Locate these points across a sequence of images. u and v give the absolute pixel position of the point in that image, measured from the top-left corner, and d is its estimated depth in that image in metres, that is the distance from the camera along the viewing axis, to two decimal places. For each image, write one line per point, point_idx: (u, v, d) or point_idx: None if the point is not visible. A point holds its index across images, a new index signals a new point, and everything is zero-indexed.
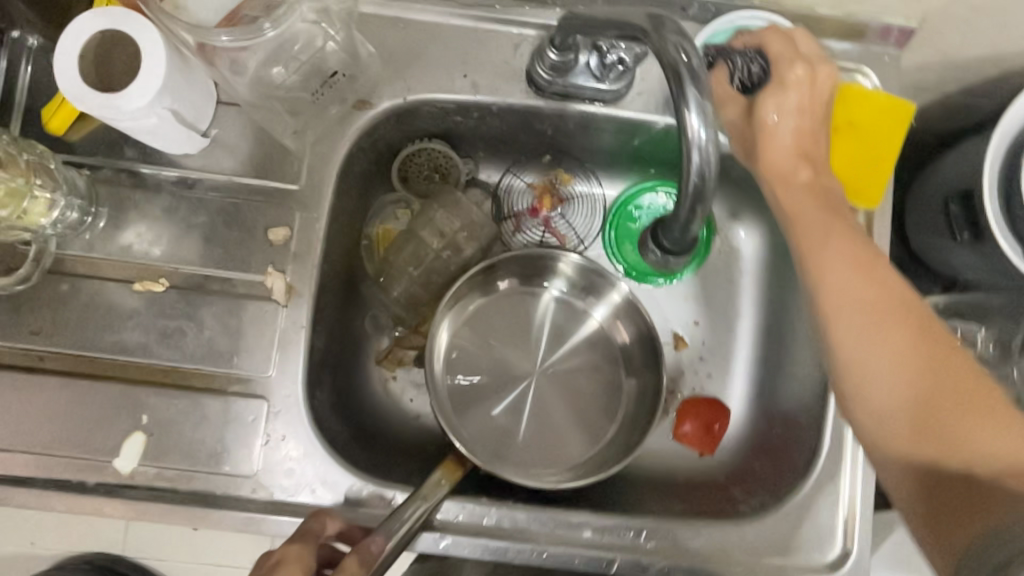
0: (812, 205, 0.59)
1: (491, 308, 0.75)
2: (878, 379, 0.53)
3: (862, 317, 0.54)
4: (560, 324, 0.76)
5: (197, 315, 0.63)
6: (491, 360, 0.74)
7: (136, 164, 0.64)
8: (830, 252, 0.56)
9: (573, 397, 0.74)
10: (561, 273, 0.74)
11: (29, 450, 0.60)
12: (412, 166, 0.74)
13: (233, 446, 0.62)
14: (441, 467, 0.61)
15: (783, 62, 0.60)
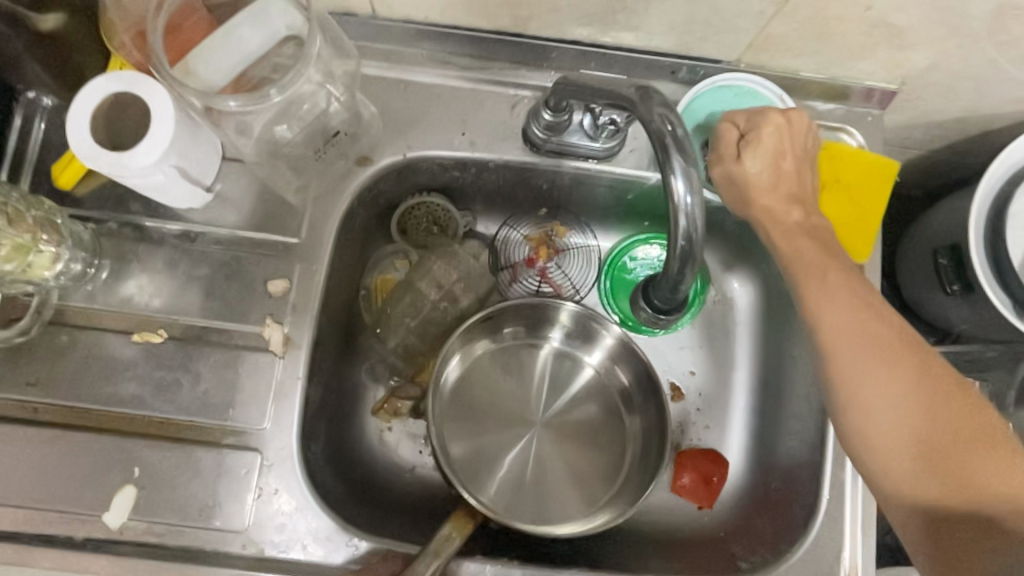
0: (807, 246, 0.60)
1: (491, 359, 0.76)
2: (883, 423, 0.53)
3: (867, 359, 0.54)
4: (560, 376, 0.76)
5: (194, 366, 0.63)
6: (493, 411, 0.73)
7: (141, 218, 0.66)
8: (829, 296, 0.56)
9: (580, 445, 0.74)
10: (559, 322, 0.74)
11: (18, 504, 0.60)
12: (411, 219, 0.75)
13: (225, 500, 0.61)
14: (452, 520, 0.58)
15: (760, 115, 0.62)
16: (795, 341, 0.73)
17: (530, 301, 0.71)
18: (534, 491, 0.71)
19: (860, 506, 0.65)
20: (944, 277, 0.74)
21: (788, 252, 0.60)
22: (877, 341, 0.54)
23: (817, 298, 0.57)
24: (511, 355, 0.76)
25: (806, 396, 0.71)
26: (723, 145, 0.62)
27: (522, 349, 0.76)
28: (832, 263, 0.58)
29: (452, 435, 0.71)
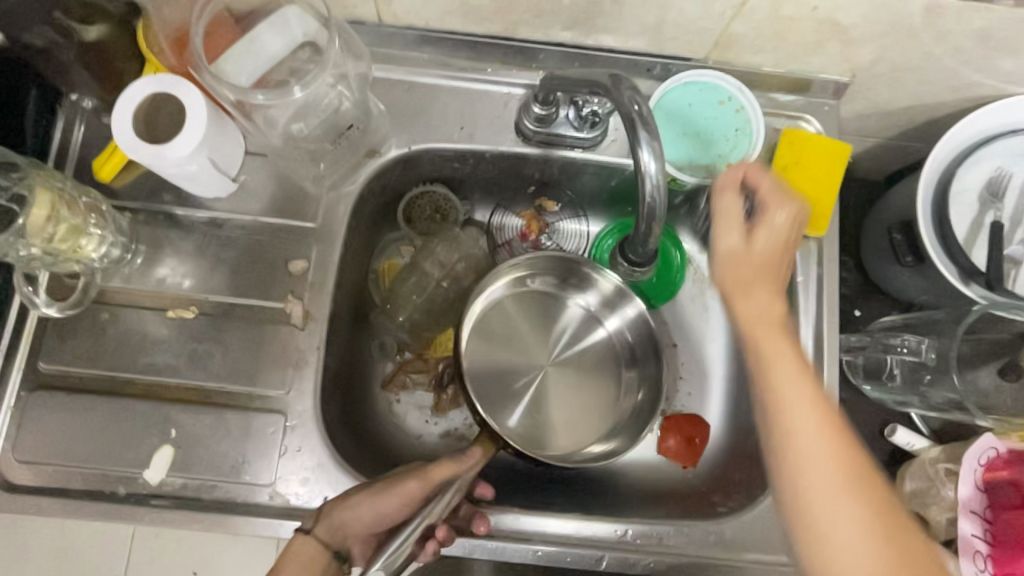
0: (795, 362, 0.53)
1: (516, 302, 0.82)
2: (843, 546, 0.48)
3: (820, 485, 0.49)
4: (578, 330, 0.82)
5: (223, 338, 0.70)
6: (510, 353, 0.79)
7: (173, 208, 0.73)
8: (802, 418, 0.50)
9: (582, 390, 0.80)
10: (587, 282, 0.81)
11: (66, 463, 0.66)
12: (415, 208, 0.82)
13: (253, 457, 0.68)
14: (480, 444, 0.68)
15: (767, 219, 0.59)
16: None
17: (563, 255, 0.78)
18: (537, 429, 0.77)
19: None
20: (899, 251, 0.80)
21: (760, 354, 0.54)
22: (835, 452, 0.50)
23: (787, 401, 0.51)
24: (535, 298, 0.82)
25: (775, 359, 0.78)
26: (731, 212, 0.59)
27: (546, 296, 0.83)
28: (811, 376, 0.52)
29: (473, 374, 0.77)
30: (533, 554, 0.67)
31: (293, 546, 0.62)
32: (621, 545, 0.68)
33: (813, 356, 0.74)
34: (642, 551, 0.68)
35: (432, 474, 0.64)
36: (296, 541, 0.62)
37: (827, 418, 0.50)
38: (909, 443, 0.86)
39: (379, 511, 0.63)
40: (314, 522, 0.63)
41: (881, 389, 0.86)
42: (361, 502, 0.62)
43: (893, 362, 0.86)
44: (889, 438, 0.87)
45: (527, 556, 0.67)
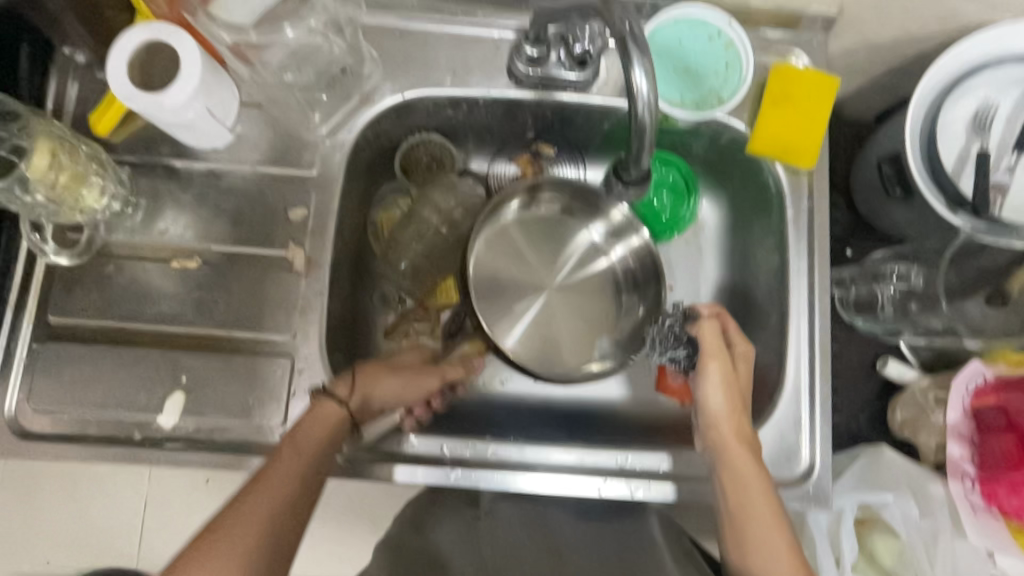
0: (766, 494, 0.65)
1: (527, 226, 0.83)
2: None
3: (765, 554, 0.64)
4: (584, 255, 0.84)
5: (228, 286, 0.72)
6: (514, 275, 0.82)
7: (172, 160, 0.74)
8: (763, 526, 0.64)
9: (582, 313, 0.82)
10: (603, 211, 0.81)
11: (81, 409, 0.68)
12: (412, 158, 0.83)
13: (262, 399, 0.69)
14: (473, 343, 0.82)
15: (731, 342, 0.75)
16: (759, 248, 0.82)
17: (576, 185, 0.79)
18: (534, 343, 0.80)
19: (819, 384, 0.73)
20: (888, 184, 0.84)
21: (733, 445, 0.68)
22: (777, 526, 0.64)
23: (752, 511, 0.65)
24: (548, 224, 0.83)
25: (769, 292, 0.80)
26: (711, 348, 0.73)
27: (563, 220, 0.84)
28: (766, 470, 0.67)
29: (479, 300, 0.80)
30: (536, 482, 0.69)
31: (329, 411, 0.65)
32: (622, 472, 0.71)
33: (806, 288, 0.76)
34: (642, 476, 0.71)
35: (449, 372, 0.76)
36: (331, 407, 0.65)
37: (771, 493, 0.66)
38: (900, 374, 0.88)
39: (404, 397, 0.71)
40: (347, 393, 0.67)
41: (873, 321, 0.91)
42: (395, 388, 0.71)
43: (883, 295, 0.90)
44: (881, 370, 0.90)
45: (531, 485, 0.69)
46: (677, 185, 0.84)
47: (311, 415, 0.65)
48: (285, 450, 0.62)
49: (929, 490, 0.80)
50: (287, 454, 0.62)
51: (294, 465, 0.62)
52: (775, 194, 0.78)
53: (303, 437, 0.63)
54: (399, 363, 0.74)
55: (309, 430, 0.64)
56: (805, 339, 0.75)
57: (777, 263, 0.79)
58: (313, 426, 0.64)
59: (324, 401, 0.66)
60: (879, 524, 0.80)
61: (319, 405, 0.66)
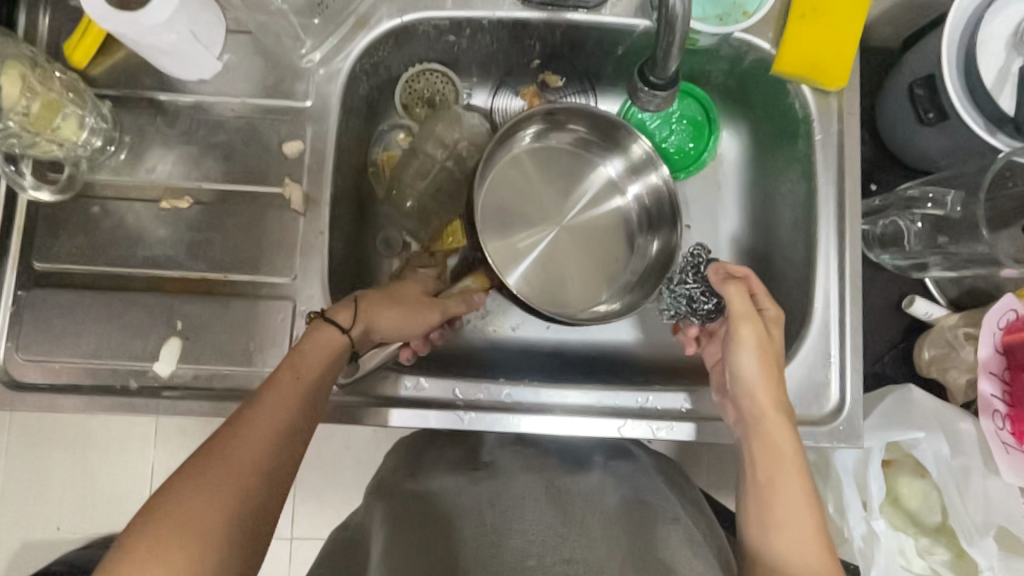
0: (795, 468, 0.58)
1: (538, 159, 0.80)
2: None
3: (794, 538, 0.54)
4: (598, 193, 0.81)
5: (223, 227, 0.68)
6: (522, 209, 0.79)
7: (155, 93, 0.69)
8: (788, 500, 0.56)
9: (592, 254, 0.79)
10: (621, 145, 0.78)
11: (73, 359, 0.64)
12: (414, 92, 0.79)
13: (263, 344, 0.66)
14: (473, 276, 0.75)
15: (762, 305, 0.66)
16: (782, 178, 0.78)
17: (594, 113, 0.74)
18: (543, 284, 0.77)
19: (849, 317, 0.69)
20: (920, 107, 0.78)
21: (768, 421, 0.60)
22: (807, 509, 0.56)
23: (780, 479, 0.57)
24: (561, 158, 0.80)
25: (794, 224, 0.76)
26: (740, 307, 0.65)
27: (579, 154, 0.81)
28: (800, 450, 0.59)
29: (489, 236, 0.77)
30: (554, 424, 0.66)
31: (329, 336, 0.57)
32: (644, 412, 0.68)
33: (833, 218, 0.71)
34: (664, 416, 0.68)
35: (451, 306, 0.70)
36: (333, 332, 0.57)
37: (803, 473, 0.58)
38: (927, 312, 0.84)
39: (404, 331, 0.64)
40: (351, 320, 0.59)
41: (899, 256, 0.85)
42: (397, 318, 0.63)
43: (907, 229, 0.83)
44: (907, 309, 0.86)
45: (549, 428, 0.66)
46: (697, 118, 0.81)
47: (310, 337, 0.56)
48: (284, 373, 0.52)
49: (960, 427, 0.77)
50: (286, 377, 0.52)
51: (294, 385, 0.51)
52: (799, 118, 0.74)
53: (299, 362, 0.54)
54: (402, 291, 0.67)
55: (307, 359, 0.54)
56: (834, 272, 0.71)
57: (803, 192, 0.74)
58: (310, 354, 0.55)
59: (323, 327, 0.57)
60: (907, 463, 0.80)
61: (319, 331, 0.57)
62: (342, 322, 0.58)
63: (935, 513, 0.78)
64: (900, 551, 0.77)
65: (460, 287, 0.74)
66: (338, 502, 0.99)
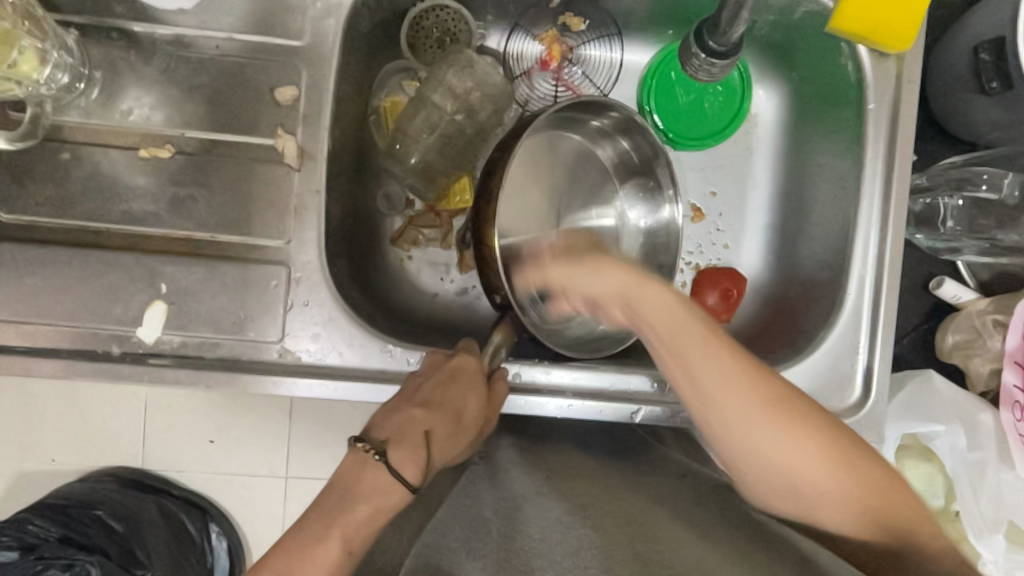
0: (695, 348, 0.41)
1: (543, 148, 0.71)
2: (790, 471, 0.40)
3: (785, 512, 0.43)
4: (591, 189, 0.73)
5: (209, 181, 0.61)
6: (522, 202, 0.69)
7: (128, 23, 0.61)
8: (718, 377, 0.40)
9: None
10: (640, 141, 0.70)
11: (47, 321, 0.59)
12: (421, 31, 0.70)
13: (255, 312, 0.61)
14: (499, 332, 0.62)
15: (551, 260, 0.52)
16: (823, 150, 0.71)
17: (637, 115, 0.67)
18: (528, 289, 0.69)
19: (883, 310, 0.64)
20: (983, 75, 0.69)
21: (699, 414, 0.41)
22: (849, 464, 0.41)
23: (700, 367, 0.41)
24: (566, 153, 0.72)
25: (830, 202, 0.70)
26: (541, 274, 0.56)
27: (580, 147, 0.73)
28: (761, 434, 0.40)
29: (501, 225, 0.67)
30: (564, 408, 0.63)
31: (392, 504, 0.50)
32: (658, 398, 0.64)
33: (879, 196, 0.65)
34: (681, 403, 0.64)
35: (499, 395, 0.59)
36: (396, 494, 0.50)
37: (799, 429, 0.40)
38: (956, 296, 0.78)
39: (462, 449, 0.57)
40: (417, 476, 0.52)
41: (932, 238, 0.79)
42: (458, 442, 0.56)
43: (945, 206, 0.78)
44: (935, 292, 0.80)
45: (557, 411, 0.63)
46: (731, 83, 0.75)
47: (363, 505, 0.49)
48: (332, 547, 0.46)
49: (979, 420, 0.75)
50: (333, 546, 0.46)
51: (337, 551, 0.46)
52: (851, 82, 0.66)
53: (347, 523, 0.47)
54: (461, 410, 0.56)
55: (351, 511, 0.48)
56: (870, 256, 0.65)
57: (846, 166, 0.68)
58: (366, 525, 0.48)
59: (383, 478, 0.50)
60: (916, 449, 0.78)
61: (375, 492, 0.49)
62: (406, 479, 0.51)
63: (939, 497, 0.76)
64: None
65: (488, 347, 0.61)
66: (335, 451, 0.98)
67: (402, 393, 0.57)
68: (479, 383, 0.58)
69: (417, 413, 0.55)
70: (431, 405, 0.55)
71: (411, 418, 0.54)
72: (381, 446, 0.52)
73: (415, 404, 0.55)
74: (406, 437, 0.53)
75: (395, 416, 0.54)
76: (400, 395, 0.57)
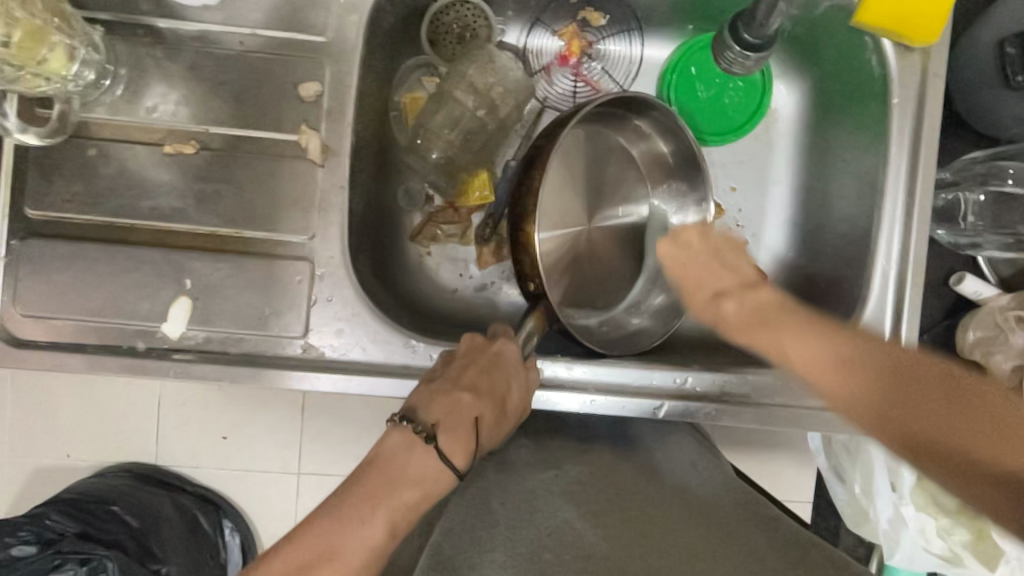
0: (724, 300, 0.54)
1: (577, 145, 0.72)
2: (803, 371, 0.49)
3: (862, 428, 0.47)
4: (618, 186, 0.74)
5: (233, 176, 0.61)
6: (556, 198, 0.70)
7: (153, 19, 0.61)
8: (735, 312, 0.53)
9: (603, 261, 0.73)
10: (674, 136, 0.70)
11: (75, 317, 0.59)
12: (441, 27, 0.70)
13: (280, 307, 0.61)
14: (533, 318, 0.62)
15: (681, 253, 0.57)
16: (845, 145, 0.71)
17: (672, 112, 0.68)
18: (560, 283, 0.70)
19: (908, 307, 0.64)
20: (1009, 69, 0.69)
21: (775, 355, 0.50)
22: (942, 398, 0.43)
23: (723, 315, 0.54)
24: (599, 150, 0.73)
25: (853, 198, 0.70)
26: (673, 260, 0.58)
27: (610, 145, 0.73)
28: (838, 365, 0.47)
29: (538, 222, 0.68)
30: (586, 403, 0.63)
31: (439, 489, 0.48)
32: (681, 394, 0.64)
33: (903, 193, 0.65)
34: (704, 399, 0.64)
35: (537, 381, 0.59)
36: (446, 480, 0.48)
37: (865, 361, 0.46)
38: (977, 292, 0.78)
39: (503, 435, 0.56)
40: (467, 461, 0.50)
41: (954, 233, 0.79)
42: (500, 429, 0.56)
43: (967, 202, 0.78)
44: (955, 287, 0.79)
45: (580, 406, 0.63)
46: (751, 79, 0.75)
47: (409, 489, 0.46)
48: (378, 522, 0.43)
49: None
50: (376, 529, 0.43)
51: (381, 533, 0.43)
52: (876, 77, 0.66)
53: (394, 506, 0.45)
54: (506, 395, 0.56)
55: (399, 493, 0.46)
56: (895, 253, 0.65)
57: (869, 162, 0.67)
58: (411, 509, 0.46)
59: (432, 463, 0.48)
60: None
61: (425, 477, 0.47)
62: (455, 465, 0.50)
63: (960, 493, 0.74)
64: (919, 531, 0.76)
65: (522, 332, 0.62)
66: (351, 446, 0.98)
67: (445, 376, 0.56)
68: (522, 368, 0.58)
69: (463, 398, 0.53)
70: (477, 389, 0.55)
71: (458, 403, 0.53)
72: (431, 429, 0.50)
73: (461, 387, 0.54)
74: (453, 421, 0.52)
75: (439, 399, 0.53)
76: (443, 378, 0.56)
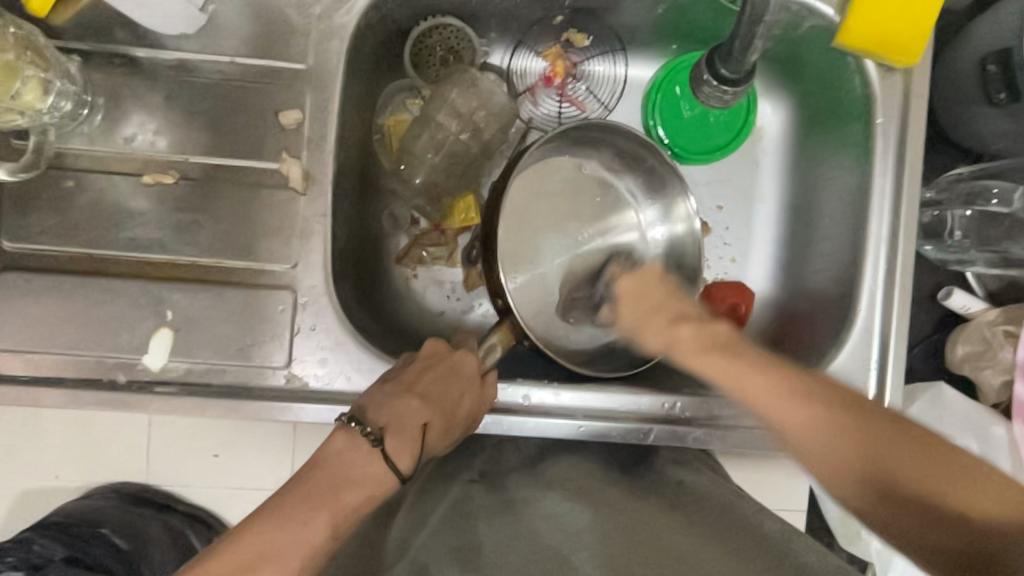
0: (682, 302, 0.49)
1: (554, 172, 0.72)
2: (826, 449, 0.40)
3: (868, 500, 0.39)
4: (606, 211, 0.73)
5: (213, 206, 0.61)
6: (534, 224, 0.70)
7: (130, 48, 0.61)
8: (756, 382, 0.42)
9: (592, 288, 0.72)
10: (649, 162, 0.70)
11: (52, 351, 0.58)
12: (425, 50, 0.70)
13: (262, 337, 0.60)
14: (497, 332, 0.64)
15: None
16: (828, 163, 0.71)
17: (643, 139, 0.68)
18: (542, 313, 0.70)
19: (895, 327, 0.64)
20: (991, 86, 0.70)
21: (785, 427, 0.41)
22: (917, 445, 0.38)
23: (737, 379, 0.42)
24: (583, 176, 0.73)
25: (838, 217, 0.70)
26: None
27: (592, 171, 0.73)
28: (842, 444, 0.39)
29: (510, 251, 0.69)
30: (574, 429, 0.62)
31: (380, 492, 0.48)
32: (669, 417, 0.64)
33: (888, 211, 0.65)
34: (692, 423, 0.64)
35: (490, 393, 0.60)
36: (387, 483, 0.48)
37: (871, 441, 0.39)
38: (965, 306, 0.77)
39: (449, 443, 0.58)
40: (411, 465, 0.51)
41: (941, 249, 0.79)
42: (448, 436, 0.56)
43: (954, 217, 0.77)
44: (943, 302, 0.78)
45: (568, 433, 0.62)
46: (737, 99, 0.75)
47: (355, 491, 0.46)
48: (320, 518, 0.43)
49: (992, 432, 0.75)
50: (318, 528, 0.42)
51: (324, 532, 0.42)
52: (859, 97, 0.66)
53: (338, 507, 0.44)
54: (457, 405, 0.57)
55: (344, 495, 0.45)
56: (881, 271, 0.65)
57: (853, 183, 0.67)
58: (357, 511, 0.45)
59: (377, 467, 0.49)
60: None
61: (369, 478, 0.47)
62: (399, 469, 0.50)
63: None
64: None
65: (484, 345, 0.63)
66: None
67: (401, 378, 0.57)
68: (478, 381, 0.59)
69: (414, 403, 0.54)
70: (429, 397, 0.55)
71: (410, 409, 0.54)
72: (379, 432, 0.50)
73: (414, 393, 0.55)
74: (401, 425, 0.53)
75: (391, 402, 0.54)
76: (398, 381, 0.57)
